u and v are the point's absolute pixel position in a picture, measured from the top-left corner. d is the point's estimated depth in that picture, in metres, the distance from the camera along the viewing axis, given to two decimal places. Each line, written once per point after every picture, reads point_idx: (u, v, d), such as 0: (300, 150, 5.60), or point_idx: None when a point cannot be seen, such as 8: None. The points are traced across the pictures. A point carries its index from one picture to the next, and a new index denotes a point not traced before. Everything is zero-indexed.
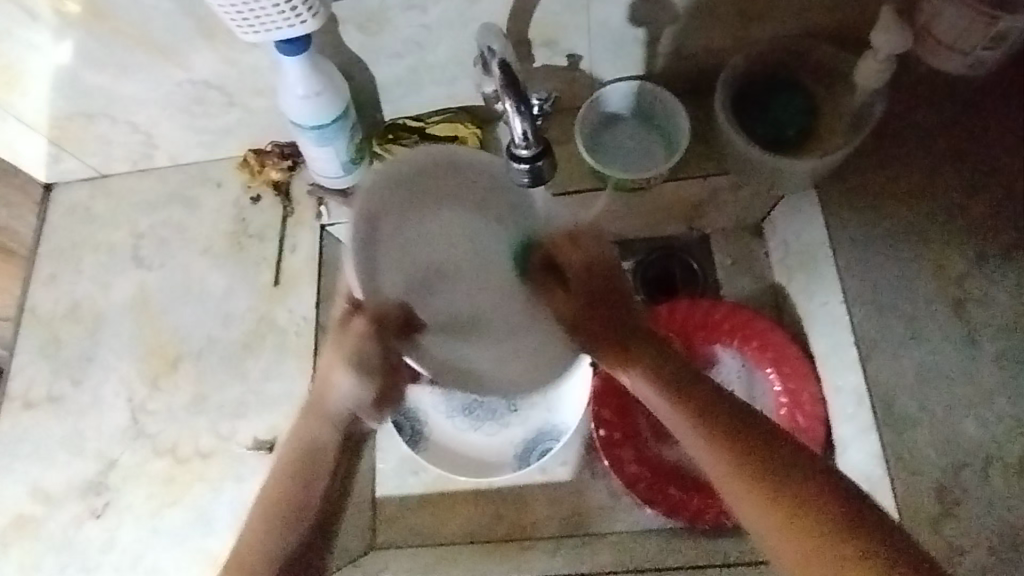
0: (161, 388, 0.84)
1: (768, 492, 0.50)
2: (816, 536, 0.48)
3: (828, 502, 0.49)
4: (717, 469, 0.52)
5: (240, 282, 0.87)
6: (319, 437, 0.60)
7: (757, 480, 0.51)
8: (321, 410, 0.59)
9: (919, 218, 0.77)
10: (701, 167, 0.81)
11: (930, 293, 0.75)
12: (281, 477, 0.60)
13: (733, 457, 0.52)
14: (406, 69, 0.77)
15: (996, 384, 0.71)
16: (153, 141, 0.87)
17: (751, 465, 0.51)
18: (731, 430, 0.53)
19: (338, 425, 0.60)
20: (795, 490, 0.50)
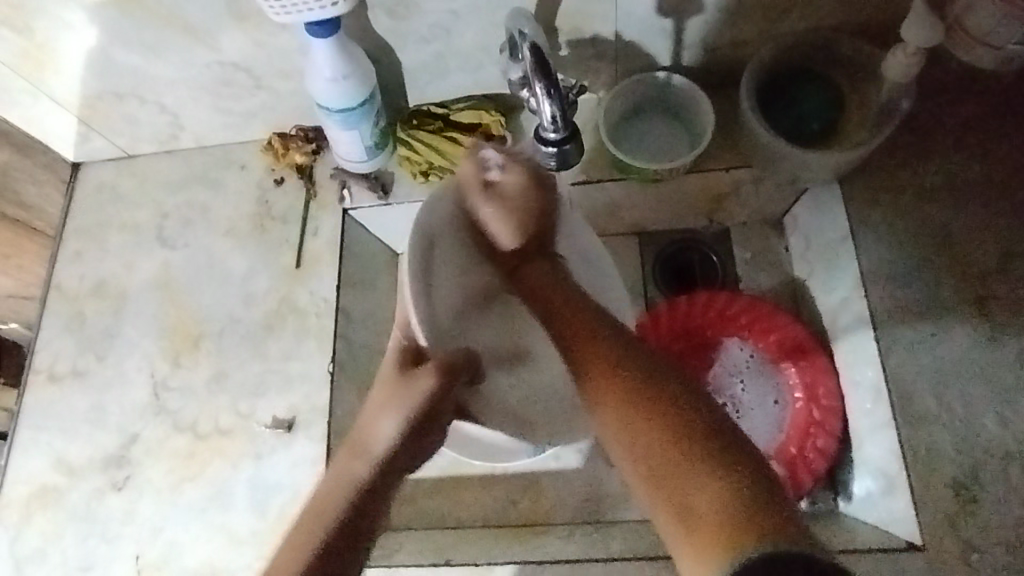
0: (183, 365, 0.85)
1: (667, 473, 0.49)
2: (693, 517, 0.46)
3: (710, 485, 0.47)
4: (628, 450, 0.52)
5: (262, 263, 0.88)
6: (359, 473, 0.60)
7: (662, 460, 0.49)
8: (361, 448, 0.62)
9: (933, 211, 0.71)
10: (724, 160, 0.80)
11: (944, 288, 0.68)
12: (320, 496, 0.59)
13: (643, 429, 0.51)
14: (433, 54, 0.78)
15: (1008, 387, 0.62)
16: (180, 121, 0.88)
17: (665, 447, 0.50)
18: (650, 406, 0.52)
19: (374, 466, 0.61)
20: (694, 464, 0.48)
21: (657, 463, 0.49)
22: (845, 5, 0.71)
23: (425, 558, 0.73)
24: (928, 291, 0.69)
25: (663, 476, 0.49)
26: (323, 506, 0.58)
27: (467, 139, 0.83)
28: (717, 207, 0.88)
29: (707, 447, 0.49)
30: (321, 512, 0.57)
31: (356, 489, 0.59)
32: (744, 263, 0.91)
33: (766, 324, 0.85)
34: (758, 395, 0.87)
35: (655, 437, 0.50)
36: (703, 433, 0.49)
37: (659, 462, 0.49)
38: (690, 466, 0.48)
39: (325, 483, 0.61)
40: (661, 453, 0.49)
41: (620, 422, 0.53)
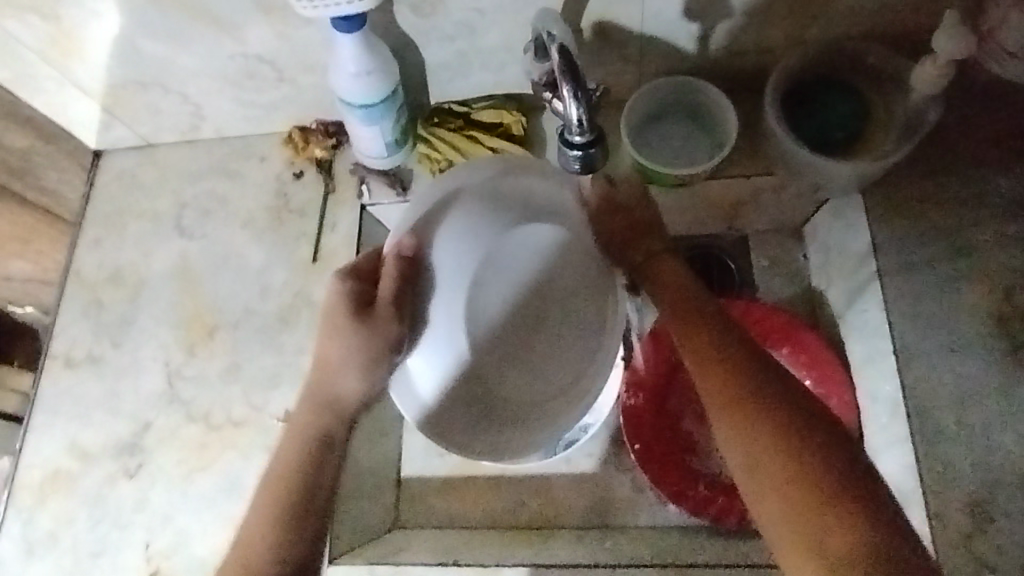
0: (197, 355, 0.86)
1: (765, 425, 0.55)
2: (808, 515, 0.51)
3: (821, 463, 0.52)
4: (732, 427, 0.56)
5: (279, 256, 0.88)
6: (317, 427, 0.63)
7: (759, 417, 0.55)
8: (322, 397, 0.64)
9: (956, 222, 0.71)
10: (745, 167, 0.80)
11: (968, 306, 0.68)
12: (262, 514, 0.61)
13: (767, 439, 0.54)
14: (456, 53, 0.78)
15: None
16: (202, 112, 0.88)
17: (761, 422, 0.55)
18: (725, 362, 0.58)
19: (332, 413, 0.64)
20: (835, 494, 0.51)
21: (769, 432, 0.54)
22: (873, 13, 0.71)
23: (432, 558, 0.74)
24: (951, 304, 0.69)
25: (784, 501, 0.52)
26: (296, 434, 0.64)
27: (487, 138, 0.83)
28: (736, 214, 0.88)
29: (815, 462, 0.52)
30: (296, 437, 0.63)
31: (326, 439, 0.63)
32: (761, 271, 0.91)
33: (784, 334, 0.84)
34: None
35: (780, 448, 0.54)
36: (816, 442, 0.53)
37: (790, 481, 0.53)
38: (842, 520, 0.50)
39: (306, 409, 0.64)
40: (762, 445, 0.54)
41: (740, 420, 0.56)
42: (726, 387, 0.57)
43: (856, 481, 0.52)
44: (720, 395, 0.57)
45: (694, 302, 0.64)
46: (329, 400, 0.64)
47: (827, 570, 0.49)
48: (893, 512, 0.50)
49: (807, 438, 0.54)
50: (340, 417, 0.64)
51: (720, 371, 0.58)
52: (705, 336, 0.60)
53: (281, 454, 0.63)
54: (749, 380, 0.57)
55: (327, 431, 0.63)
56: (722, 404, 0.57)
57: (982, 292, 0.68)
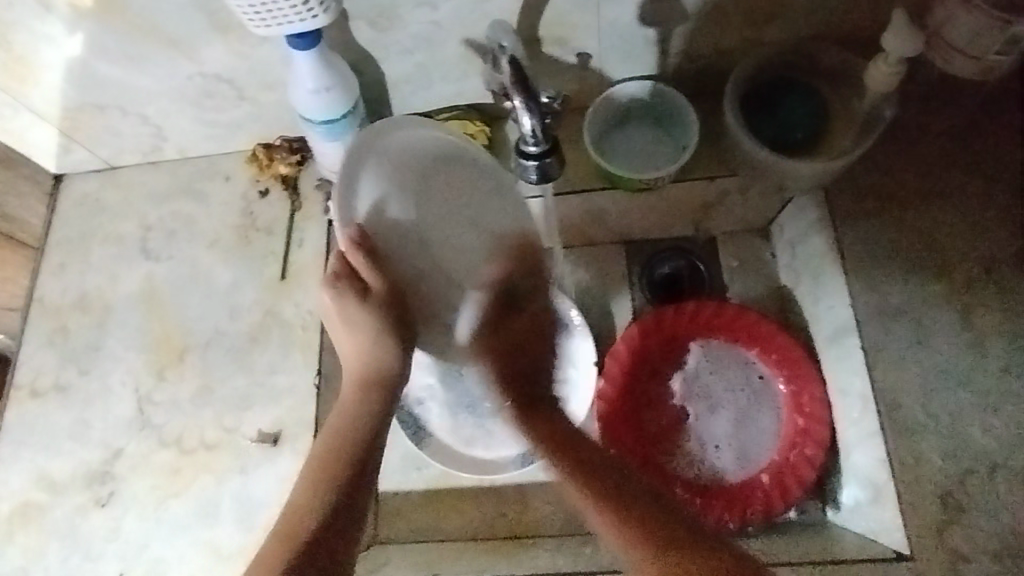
0: (167, 379, 0.84)
1: (652, 542, 0.64)
2: (687, 571, 0.60)
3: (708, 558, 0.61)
4: (637, 540, 0.65)
5: (247, 275, 0.87)
6: (387, 372, 0.66)
7: (651, 540, 0.64)
8: (366, 376, 0.66)
9: (919, 217, 0.73)
10: (710, 169, 0.81)
11: (935, 301, 0.70)
12: (297, 498, 0.59)
13: (669, 564, 0.61)
14: (416, 65, 0.78)
15: (1002, 392, 0.66)
16: (163, 133, 0.87)
17: (668, 547, 0.63)
18: (621, 505, 0.67)
19: (389, 376, 0.66)
20: (719, 568, 0.60)
21: (673, 554, 0.61)
22: (826, 13, 0.72)
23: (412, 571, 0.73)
24: (916, 298, 0.70)
25: (665, 567, 0.61)
26: (336, 430, 0.63)
27: None
28: (704, 216, 0.88)
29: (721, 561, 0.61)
30: (341, 439, 0.63)
31: (388, 387, 0.66)
32: (730, 272, 0.91)
33: (751, 333, 0.85)
34: (734, 380, 0.85)
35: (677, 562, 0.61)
36: (712, 559, 0.61)
37: (663, 565, 0.62)
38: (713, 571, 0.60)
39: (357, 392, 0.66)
40: (663, 567, 0.62)
41: (641, 540, 0.64)
42: (610, 511, 0.67)
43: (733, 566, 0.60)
44: (623, 526, 0.66)
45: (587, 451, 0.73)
46: (376, 378, 0.66)
47: None
48: (762, 569, 0.60)
49: (689, 539, 0.63)
50: (391, 399, 0.66)
51: (615, 506, 0.67)
52: (595, 480, 0.70)
53: (325, 434, 0.63)
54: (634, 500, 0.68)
55: (389, 410, 0.66)
56: (628, 530, 0.66)
57: (946, 286, 0.70)
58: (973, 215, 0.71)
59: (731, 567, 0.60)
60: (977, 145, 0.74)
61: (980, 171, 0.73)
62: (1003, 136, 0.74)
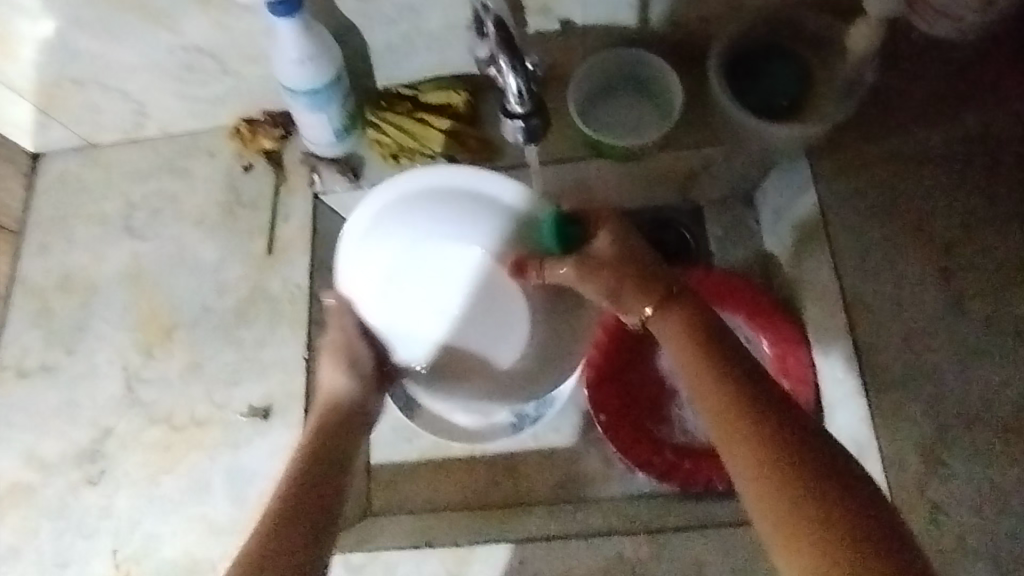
0: (155, 357, 0.84)
1: (769, 446, 0.51)
2: (791, 508, 0.48)
3: (811, 470, 0.49)
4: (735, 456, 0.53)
5: (233, 251, 0.87)
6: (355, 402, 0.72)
7: (767, 457, 0.51)
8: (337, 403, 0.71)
9: (900, 179, 0.73)
10: (690, 137, 0.81)
11: (914, 263, 0.71)
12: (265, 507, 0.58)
13: (766, 465, 0.51)
14: (399, 35, 0.77)
15: (978, 347, 0.68)
16: (143, 108, 0.86)
17: (772, 451, 0.51)
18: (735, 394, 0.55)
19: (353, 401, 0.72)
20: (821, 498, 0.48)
21: (771, 460, 0.51)
22: None
23: (409, 544, 0.75)
24: (897, 261, 0.71)
25: (777, 509, 0.49)
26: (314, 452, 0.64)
27: (436, 120, 0.82)
28: (689, 182, 0.88)
29: (817, 475, 0.49)
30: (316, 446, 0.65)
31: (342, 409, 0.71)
32: (717, 240, 0.92)
33: (737, 298, 0.86)
34: None
35: (779, 478, 0.50)
36: (821, 463, 0.50)
37: (774, 492, 0.49)
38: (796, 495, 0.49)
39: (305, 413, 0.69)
40: (765, 464, 0.51)
41: (739, 451, 0.52)
42: (726, 410, 0.55)
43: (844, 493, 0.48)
44: (724, 414, 0.55)
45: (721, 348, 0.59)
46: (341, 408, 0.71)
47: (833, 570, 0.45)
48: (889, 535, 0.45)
49: (801, 458, 0.50)
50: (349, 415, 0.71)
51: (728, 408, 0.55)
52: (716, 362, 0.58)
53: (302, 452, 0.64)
54: (759, 412, 0.54)
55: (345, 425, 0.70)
56: (740, 426, 0.53)
57: (926, 247, 0.71)
58: (955, 174, 0.72)
59: (837, 492, 0.48)
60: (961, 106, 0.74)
61: (961, 131, 0.73)
62: (983, 99, 0.74)
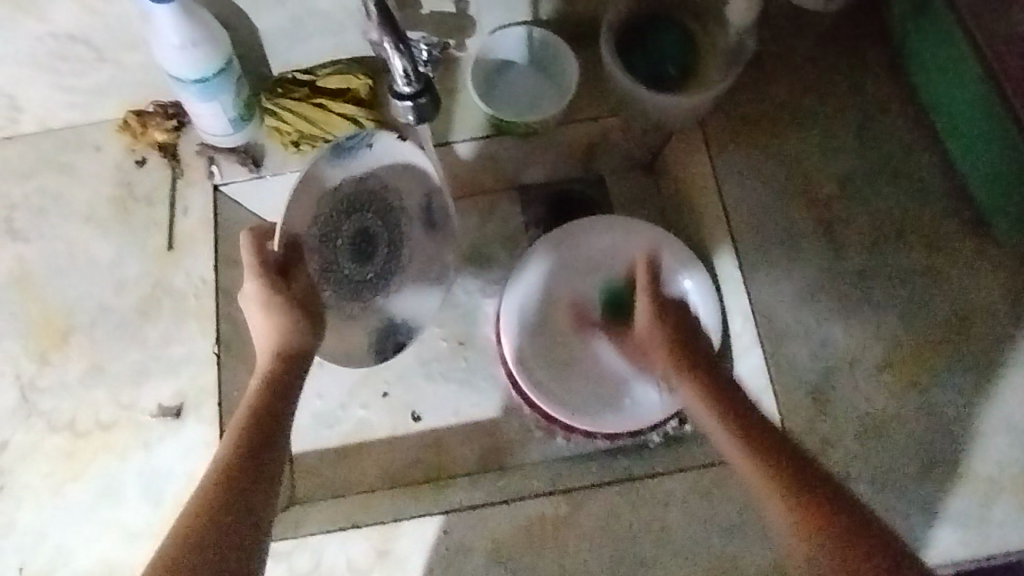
0: (51, 363, 0.80)
1: (816, 507, 0.58)
2: (850, 554, 0.53)
3: (854, 526, 0.55)
4: (785, 509, 0.59)
5: (129, 248, 0.84)
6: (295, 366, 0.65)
7: (818, 514, 0.57)
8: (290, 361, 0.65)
9: (784, 142, 0.79)
10: (593, 109, 0.83)
11: (799, 219, 0.76)
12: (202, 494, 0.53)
13: (814, 517, 0.57)
14: (290, 18, 0.76)
15: (858, 291, 0.74)
16: (19, 102, 0.81)
17: (814, 504, 0.58)
18: (785, 465, 0.62)
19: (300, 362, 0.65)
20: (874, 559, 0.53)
21: (814, 515, 0.57)
22: None
23: (336, 523, 0.74)
24: (781, 219, 0.77)
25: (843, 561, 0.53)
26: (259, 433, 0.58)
27: (335, 104, 0.82)
28: (591, 155, 0.91)
29: (855, 538, 0.54)
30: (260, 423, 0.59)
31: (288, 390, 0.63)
32: (621, 206, 0.95)
33: None
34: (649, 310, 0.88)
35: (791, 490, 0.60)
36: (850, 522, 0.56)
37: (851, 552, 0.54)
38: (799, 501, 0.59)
39: (279, 364, 0.64)
40: (813, 515, 0.57)
41: (804, 527, 0.57)
42: (783, 482, 0.60)
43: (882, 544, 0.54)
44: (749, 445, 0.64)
45: (759, 427, 0.66)
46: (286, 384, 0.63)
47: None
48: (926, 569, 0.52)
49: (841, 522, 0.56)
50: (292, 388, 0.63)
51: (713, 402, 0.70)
52: (754, 437, 0.65)
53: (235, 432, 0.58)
54: (775, 446, 0.64)
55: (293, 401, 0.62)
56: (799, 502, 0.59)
57: (809, 202, 0.77)
58: (831, 135, 0.78)
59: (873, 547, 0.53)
60: (836, 71, 0.80)
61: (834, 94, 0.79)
62: (851, 63, 0.80)
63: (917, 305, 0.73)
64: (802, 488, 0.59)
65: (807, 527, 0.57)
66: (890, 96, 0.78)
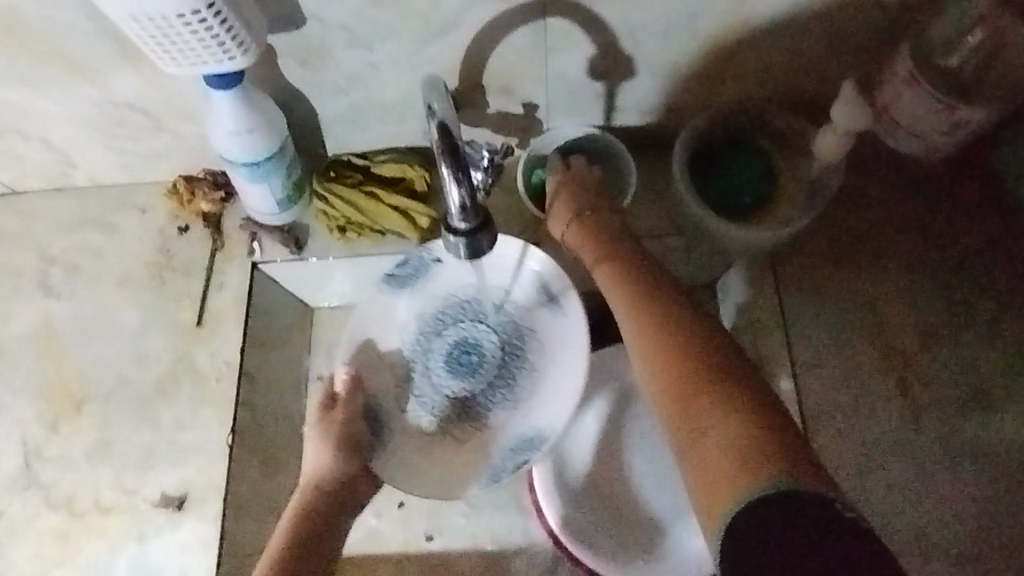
0: (61, 433, 0.77)
1: (705, 441, 0.46)
2: (726, 453, 0.45)
3: (753, 426, 0.45)
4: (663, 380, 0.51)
5: (158, 318, 0.80)
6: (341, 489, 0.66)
7: (711, 445, 0.46)
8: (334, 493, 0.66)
9: (861, 287, 0.76)
10: (657, 226, 0.78)
11: (873, 372, 0.73)
12: None
13: (704, 397, 0.48)
14: (352, 106, 0.73)
15: (933, 462, 0.71)
16: (72, 160, 0.80)
17: (705, 380, 0.49)
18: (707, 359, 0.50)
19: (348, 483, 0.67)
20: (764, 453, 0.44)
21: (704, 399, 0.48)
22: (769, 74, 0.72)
23: None
24: (855, 372, 0.74)
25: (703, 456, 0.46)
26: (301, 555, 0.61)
27: (388, 196, 0.78)
28: None
29: (755, 437, 0.45)
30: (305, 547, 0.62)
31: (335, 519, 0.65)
32: None
33: None
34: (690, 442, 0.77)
35: (715, 408, 0.47)
36: (755, 418, 0.46)
37: (743, 438, 0.45)
38: (739, 416, 0.46)
39: (311, 509, 0.65)
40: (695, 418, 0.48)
41: (687, 420, 0.48)
42: (679, 411, 0.49)
43: (766, 449, 0.44)
44: (663, 353, 0.52)
45: (703, 351, 0.51)
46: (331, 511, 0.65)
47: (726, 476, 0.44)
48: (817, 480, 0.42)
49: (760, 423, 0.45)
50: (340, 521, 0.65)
51: (654, 327, 0.55)
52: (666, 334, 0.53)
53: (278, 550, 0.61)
54: (702, 345, 0.51)
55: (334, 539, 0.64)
56: (704, 401, 0.48)
57: (885, 356, 0.74)
58: (913, 284, 0.75)
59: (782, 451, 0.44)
60: (918, 218, 0.76)
61: (917, 239, 0.76)
62: (934, 209, 0.76)
63: (973, 476, 0.71)
64: (711, 390, 0.48)
65: (725, 464, 0.44)
66: (971, 251, 0.76)
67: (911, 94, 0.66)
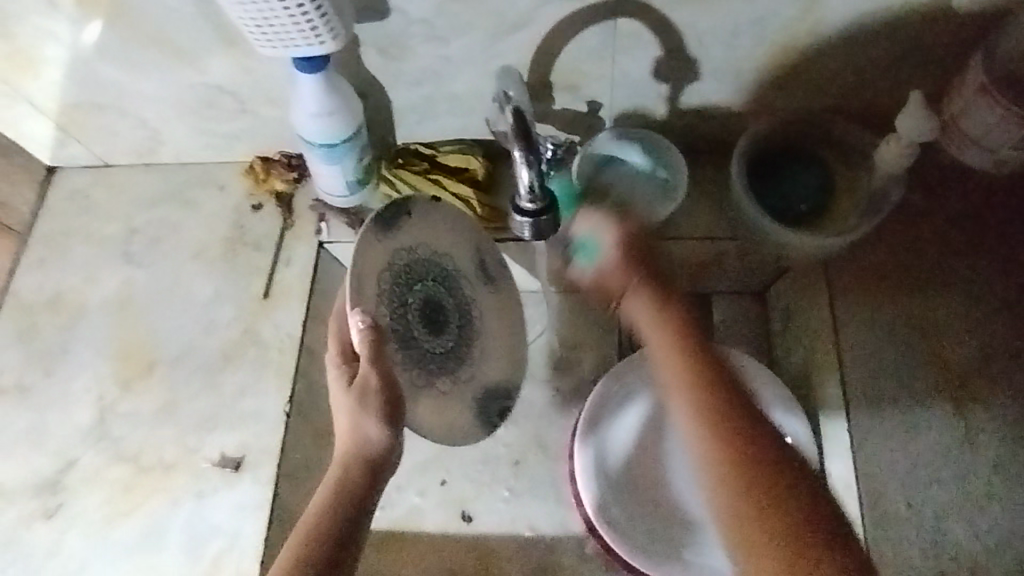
0: (133, 391, 0.82)
1: (730, 477, 0.46)
2: (749, 493, 0.45)
3: (776, 471, 0.45)
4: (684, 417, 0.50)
5: (228, 290, 0.85)
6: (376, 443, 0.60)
7: (736, 483, 0.46)
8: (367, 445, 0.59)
9: (919, 304, 0.75)
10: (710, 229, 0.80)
11: (924, 389, 0.72)
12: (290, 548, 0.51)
13: (730, 436, 0.47)
14: (424, 97, 0.77)
15: (990, 488, 0.67)
16: (161, 137, 0.85)
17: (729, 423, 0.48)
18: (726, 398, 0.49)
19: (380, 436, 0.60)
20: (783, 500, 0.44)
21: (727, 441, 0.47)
22: (837, 86, 0.73)
23: None
24: (902, 387, 0.72)
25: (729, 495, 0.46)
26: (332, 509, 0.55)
27: (451, 184, 0.82)
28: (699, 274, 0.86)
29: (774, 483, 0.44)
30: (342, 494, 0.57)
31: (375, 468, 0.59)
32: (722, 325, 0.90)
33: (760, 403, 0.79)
34: None
35: (734, 442, 0.47)
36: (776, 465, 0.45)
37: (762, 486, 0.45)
38: (761, 458, 0.46)
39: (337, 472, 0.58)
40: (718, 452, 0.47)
41: (713, 458, 0.47)
42: (703, 434, 0.48)
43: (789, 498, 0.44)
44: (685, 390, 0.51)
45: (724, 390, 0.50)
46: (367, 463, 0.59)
47: (749, 520, 0.44)
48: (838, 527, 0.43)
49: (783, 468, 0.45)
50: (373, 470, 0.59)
51: (689, 373, 0.52)
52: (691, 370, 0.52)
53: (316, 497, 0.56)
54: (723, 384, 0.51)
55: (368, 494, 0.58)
56: (727, 440, 0.47)
57: (939, 373, 0.72)
58: (975, 302, 0.73)
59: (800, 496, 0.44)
60: (983, 236, 0.75)
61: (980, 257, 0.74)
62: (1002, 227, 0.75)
63: None
64: (733, 429, 0.47)
65: (746, 506, 0.44)
66: None
67: (979, 108, 0.67)
